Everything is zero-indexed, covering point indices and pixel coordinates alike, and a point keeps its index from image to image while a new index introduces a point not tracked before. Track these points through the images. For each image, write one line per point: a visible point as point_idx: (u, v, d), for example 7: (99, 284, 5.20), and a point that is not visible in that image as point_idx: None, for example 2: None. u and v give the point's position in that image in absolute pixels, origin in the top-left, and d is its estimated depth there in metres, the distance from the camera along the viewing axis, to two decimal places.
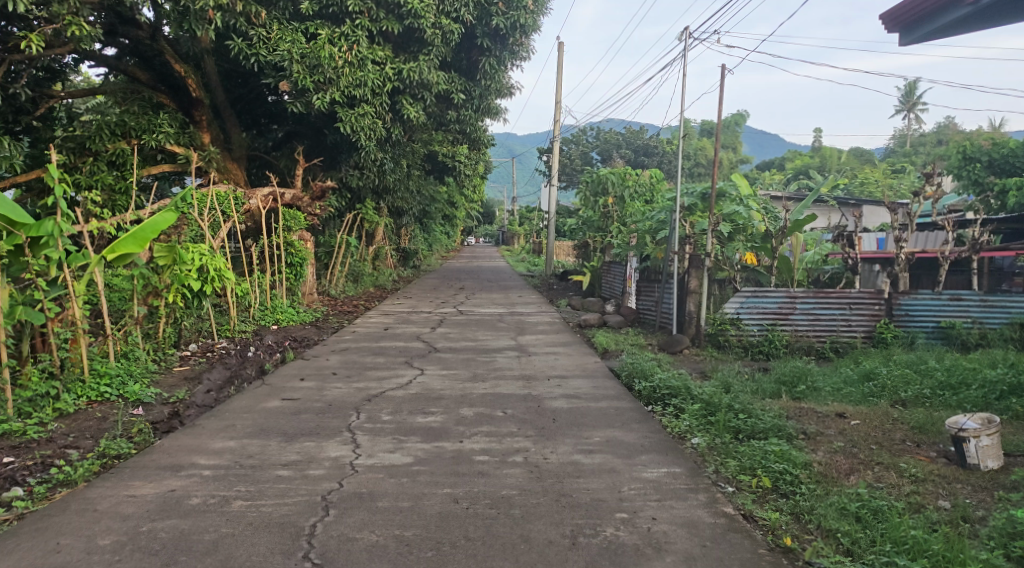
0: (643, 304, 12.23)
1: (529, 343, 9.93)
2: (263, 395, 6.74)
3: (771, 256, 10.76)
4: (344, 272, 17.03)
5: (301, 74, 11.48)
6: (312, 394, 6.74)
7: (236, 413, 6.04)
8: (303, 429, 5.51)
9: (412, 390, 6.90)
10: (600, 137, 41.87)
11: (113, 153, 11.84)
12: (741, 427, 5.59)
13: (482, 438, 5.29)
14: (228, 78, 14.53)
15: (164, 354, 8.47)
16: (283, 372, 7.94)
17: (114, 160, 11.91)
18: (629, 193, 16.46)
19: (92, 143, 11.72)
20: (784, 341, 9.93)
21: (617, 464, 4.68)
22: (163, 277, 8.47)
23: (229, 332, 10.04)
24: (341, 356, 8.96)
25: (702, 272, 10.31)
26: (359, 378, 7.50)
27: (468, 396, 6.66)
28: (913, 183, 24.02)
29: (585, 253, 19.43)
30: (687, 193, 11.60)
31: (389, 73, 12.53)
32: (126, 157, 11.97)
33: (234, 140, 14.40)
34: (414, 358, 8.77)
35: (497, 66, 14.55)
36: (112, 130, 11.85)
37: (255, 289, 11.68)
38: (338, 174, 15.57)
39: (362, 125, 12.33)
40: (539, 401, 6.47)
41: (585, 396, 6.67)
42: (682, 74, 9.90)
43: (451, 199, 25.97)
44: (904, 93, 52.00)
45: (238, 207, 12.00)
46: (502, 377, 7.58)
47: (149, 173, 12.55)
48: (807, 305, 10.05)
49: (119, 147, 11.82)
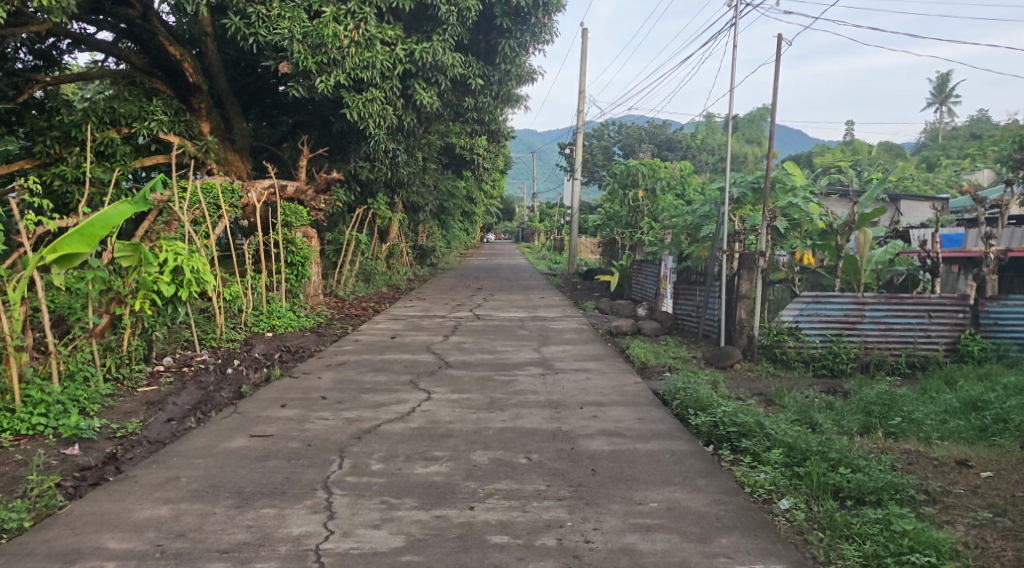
0: (682, 308, 10.83)
1: (555, 357, 8.54)
2: (228, 429, 5.42)
3: (836, 256, 9.25)
4: (354, 270, 15.73)
5: (302, 55, 10.23)
6: (289, 429, 5.41)
7: (186, 456, 4.75)
8: (264, 485, 4.21)
9: (412, 424, 5.56)
10: (622, 131, 40.46)
11: (102, 143, 10.48)
12: (846, 486, 4.22)
13: (500, 504, 3.97)
14: (232, 66, 13.26)
15: (128, 372, 7.20)
16: (263, 396, 6.63)
17: (104, 151, 10.53)
18: (661, 185, 15.03)
19: (80, 131, 10.27)
20: (852, 354, 8.54)
21: (689, 556, 3.43)
22: (127, 281, 7.25)
23: (213, 342, 8.80)
24: (336, 373, 7.65)
25: (755, 275, 8.83)
26: (353, 406, 6.16)
27: (483, 434, 5.29)
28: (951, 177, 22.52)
29: (610, 251, 17.99)
30: (736, 182, 10.13)
31: (401, 54, 11.15)
32: (115, 148, 10.61)
33: (236, 130, 13.02)
34: (421, 376, 7.43)
35: (518, 49, 13.20)
36: (99, 117, 10.49)
37: (247, 291, 10.41)
38: (348, 166, 14.14)
39: (371, 111, 11.02)
40: (572, 442, 5.10)
41: (629, 434, 5.28)
42: (733, 46, 8.57)
43: (470, 195, 24.69)
44: (935, 84, 49.97)
45: (232, 200, 10.75)
46: (525, 404, 6.21)
47: (142, 166, 11.17)
48: (877, 312, 8.63)
49: (109, 137, 10.46)
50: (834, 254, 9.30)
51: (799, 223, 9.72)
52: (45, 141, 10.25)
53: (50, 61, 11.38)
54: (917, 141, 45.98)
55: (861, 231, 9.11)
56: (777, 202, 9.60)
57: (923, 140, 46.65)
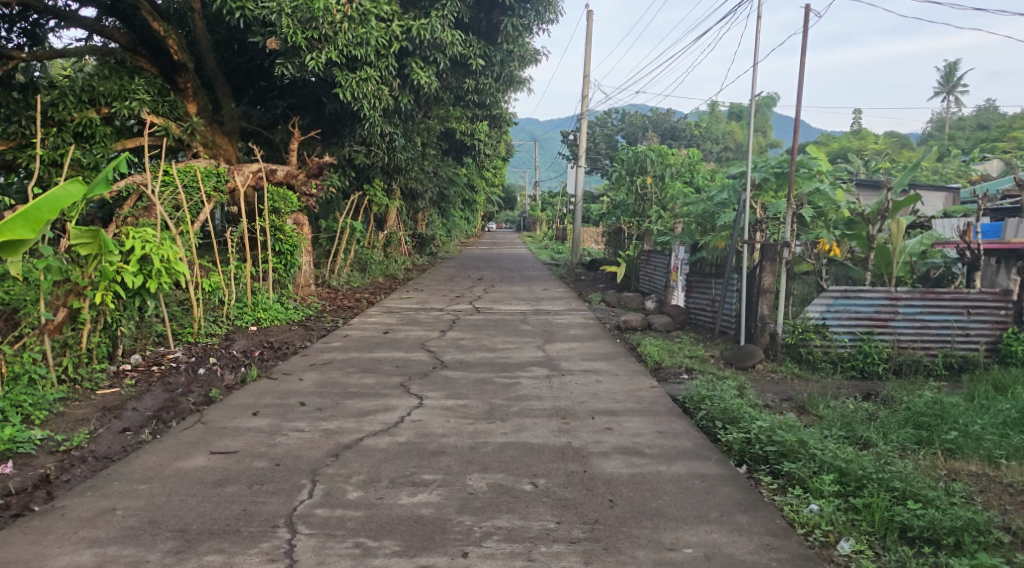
0: (695, 303, 10.12)
1: (560, 356, 7.79)
2: (187, 443, 4.69)
3: (867, 248, 8.47)
4: (349, 259, 14.98)
5: (290, 30, 9.40)
6: (256, 445, 4.67)
7: (130, 481, 4.03)
8: (215, 521, 3.52)
9: (400, 438, 4.84)
10: (626, 119, 39.74)
11: (80, 124, 9.67)
12: (918, 524, 3.52)
13: (499, 549, 3.29)
14: (223, 46, 12.36)
15: (87, 372, 6.49)
16: (235, 401, 5.89)
17: (81, 131, 9.72)
18: (671, 172, 14.15)
19: (55, 110, 9.52)
20: (884, 354, 7.80)
21: None
22: (87, 272, 6.53)
23: (190, 338, 8.09)
24: (319, 374, 6.90)
25: (779, 267, 8.04)
26: (335, 415, 5.42)
27: (481, 452, 4.55)
28: (962, 166, 21.76)
29: (616, 241, 17.21)
30: (759, 166, 9.27)
31: (397, 31, 10.34)
32: (95, 129, 9.80)
33: (225, 112, 12.07)
34: (414, 378, 6.68)
35: (522, 28, 12.46)
36: (76, 95, 9.69)
37: (229, 282, 9.65)
38: (342, 150, 13.30)
39: (365, 91, 10.23)
40: (585, 462, 4.37)
41: (650, 453, 4.56)
42: (757, 17, 7.76)
43: (473, 184, 23.94)
44: (943, 72, 48.92)
45: (215, 185, 9.97)
46: (529, 413, 5.47)
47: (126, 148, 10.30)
48: (911, 309, 7.89)
49: (87, 116, 9.64)
50: (865, 244, 8.52)
51: (825, 212, 8.96)
52: (20, 121, 9.40)
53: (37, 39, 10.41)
54: (924, 131, 45.18)
55: (892, 219, 8.37)
56: (802, 187, 8.82)
57: (929, 130, 45.82)
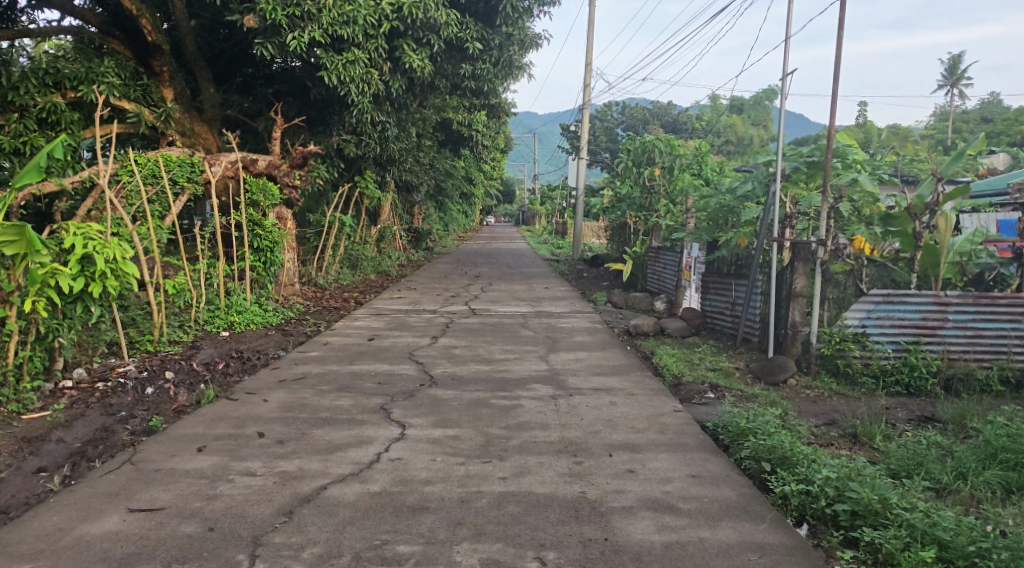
0: (712, 305, 9.19)
1: (566, 370, 6.82)
2: (108, 495, 3.75)
3: (913, 247, 7.49)
4: (338, 256, 13.99)
5: (269, 5, 8.35)
6: (193, 495, 3.74)
7: (11, 559, 3.18)
8: None
9: (372, 487, 3.89)
10: (627, 112, 38.75)
11: (44, 110, 8.35)
12: None
13: None
14: (209, 30, 11.34)
15: (14, 393, 5.50)
16: (180, 432, 4.92)
17: (47, 117, 8.46)
18: (680, 164, 12.88)
19: (16, 94, 8.20)
20: (934, 368, 6.82)
21: None
22: (14, 277, 5.54)
23: (149, 347, 7.07)
24: (288, 394, 5.94)
25: (814, 267, 7.05)
26: (297, 452, 4.45)
27: (473, 508, 3.61)
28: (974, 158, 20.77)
29: (620, 237, 16.21)
30: (789, 154, 8.23)
31: (388, 8, 9.27)
32: (63, 115, 8.53)
33: (205, 97, 10.90)
34: (397, 399, 5.71)
35: (520, 9, 11.43)
36: (40, 77, 8.37)
37: (198, 282, 8.65)
38: (329, 139, 12.26)
39: (352, 74, 9.20)
40: (604, 524, 3.45)
41: (684, 508, 3.63)
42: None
43: (471, 178, 22.94)
44: (946, 64, 48.01)
45: (188, 176, 8.94)
46: (533, 449, 4.52)
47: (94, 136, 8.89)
48: (964, 315, 6.90)
49: (53, 101, 8.34)
50: (910, 242, 7.58)
51: (859, 205, 7.96)
52: None
53: (6, 23, 9.12)
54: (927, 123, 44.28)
55: (942, 214, 7.37)
56: (837, 179, 7.82)
57: (933, 123, 44.87)
